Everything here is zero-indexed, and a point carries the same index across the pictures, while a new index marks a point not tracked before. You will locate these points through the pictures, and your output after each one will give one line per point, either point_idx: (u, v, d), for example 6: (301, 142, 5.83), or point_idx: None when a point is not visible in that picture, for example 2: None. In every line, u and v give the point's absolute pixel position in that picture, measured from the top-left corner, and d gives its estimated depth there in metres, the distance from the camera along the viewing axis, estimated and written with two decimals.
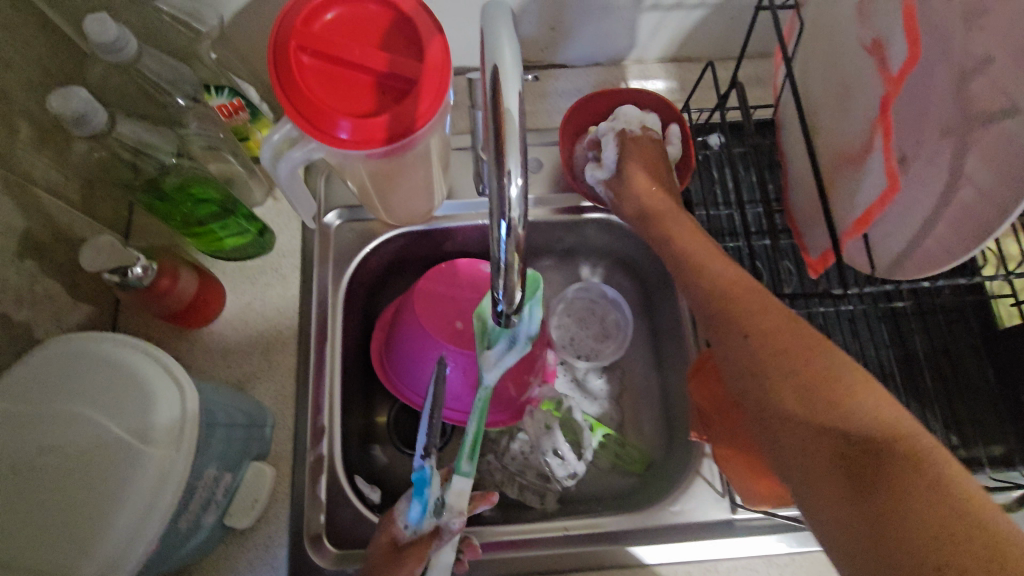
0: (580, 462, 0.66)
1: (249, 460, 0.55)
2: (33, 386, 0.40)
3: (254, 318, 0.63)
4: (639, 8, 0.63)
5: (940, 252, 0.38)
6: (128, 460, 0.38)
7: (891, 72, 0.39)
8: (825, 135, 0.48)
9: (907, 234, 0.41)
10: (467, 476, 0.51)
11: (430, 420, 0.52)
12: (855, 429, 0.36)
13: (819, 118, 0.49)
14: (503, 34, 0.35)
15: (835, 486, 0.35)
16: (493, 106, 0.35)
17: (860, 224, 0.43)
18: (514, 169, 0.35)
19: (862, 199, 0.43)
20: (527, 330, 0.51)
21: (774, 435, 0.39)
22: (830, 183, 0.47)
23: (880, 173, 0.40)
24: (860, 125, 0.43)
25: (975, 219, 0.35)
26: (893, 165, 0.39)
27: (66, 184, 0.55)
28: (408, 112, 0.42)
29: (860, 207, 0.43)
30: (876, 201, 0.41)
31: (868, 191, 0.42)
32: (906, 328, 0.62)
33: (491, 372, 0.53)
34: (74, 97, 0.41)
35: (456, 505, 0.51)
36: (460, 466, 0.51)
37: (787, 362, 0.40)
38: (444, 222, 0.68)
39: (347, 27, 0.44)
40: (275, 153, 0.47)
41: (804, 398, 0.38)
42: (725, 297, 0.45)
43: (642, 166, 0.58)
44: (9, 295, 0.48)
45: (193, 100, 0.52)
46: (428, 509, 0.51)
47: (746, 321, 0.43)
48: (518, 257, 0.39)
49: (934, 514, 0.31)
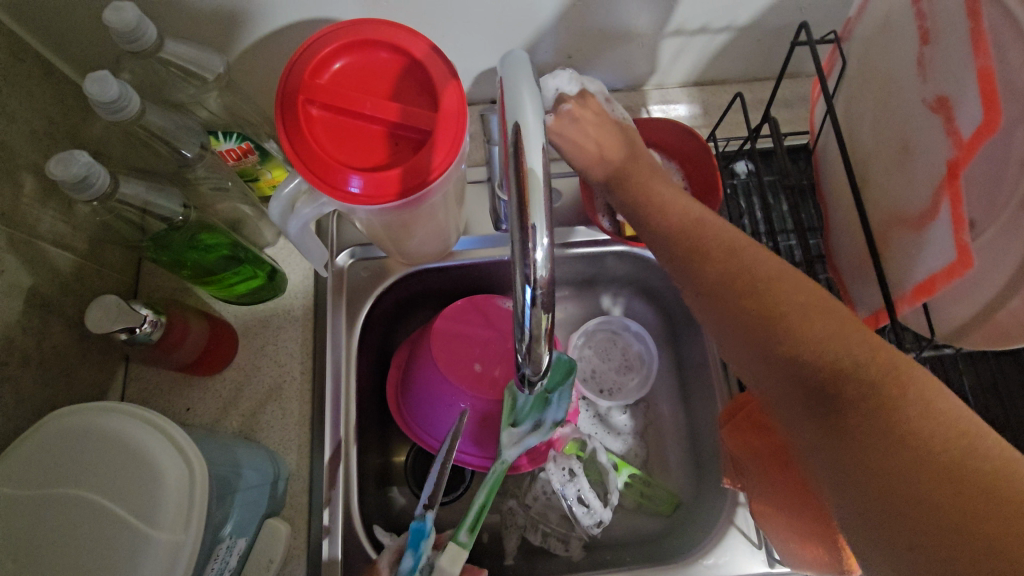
0: (606, 508, 0.62)
1: (264, 517, 0.53)
2: (36, 468, 0.38)
3: (267, 362, 0.61)
4: (662, 34, 0.59)
5: (1008, 315, 0.35)
6: (138, 549, 0.36)
7: (959, 131, 0.36)
8: (872, 176, 0.44)
9: (967, 288, 0.37)
10: (464, 546, 0.51)
11: (438, 474, 0.53)
12: (846, 385, 0.34)
13: (865, 156, 0.45)
14: (525, 92, 0.33)
15: (829, 445, 0.34)
16: (516, 168, 0.32)
17: (920, 292, 0.39)
18: (541, 230, 0.32)
19: (922, 265, 0.39)
20: (553, 415, 0.57)
21: (770, 390, 0.38)
22: (881, 228, 0.43)
23: (947, 243, 0.36)
24: (913, 171, 0.40)
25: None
26: (964, 238, 0.35)
27: (73, 233, 0.53)
28: (423, 164, 0.40)
29: (920, 271, 0.39)
30: (941, 270, 0.37)
31: (928, 258, 0.38)
32: (953, 368, 0.58)
33: (511, 450, 0.55)
34: (75, 161, 0.39)
35: (446, 570, 0.50)
36: (460, 535, 0.51)
37: (775, 321, 0.37)
38: (461, 257, 0.66)
39: (357, 76, 0.42)
40: (286, 207, 0.45)
41: (792, 358, 0.36)
42: (714, 265, 0.40)
43: (583, 132, 0.54)
44: (15, 357, 0.47)
45: (200, 150, 0.50)
46: (418, 567, 0.50)
47: (741, 289, 0.38)
48: (545, 323, 0.36)
49: (923, 473, 0.30)
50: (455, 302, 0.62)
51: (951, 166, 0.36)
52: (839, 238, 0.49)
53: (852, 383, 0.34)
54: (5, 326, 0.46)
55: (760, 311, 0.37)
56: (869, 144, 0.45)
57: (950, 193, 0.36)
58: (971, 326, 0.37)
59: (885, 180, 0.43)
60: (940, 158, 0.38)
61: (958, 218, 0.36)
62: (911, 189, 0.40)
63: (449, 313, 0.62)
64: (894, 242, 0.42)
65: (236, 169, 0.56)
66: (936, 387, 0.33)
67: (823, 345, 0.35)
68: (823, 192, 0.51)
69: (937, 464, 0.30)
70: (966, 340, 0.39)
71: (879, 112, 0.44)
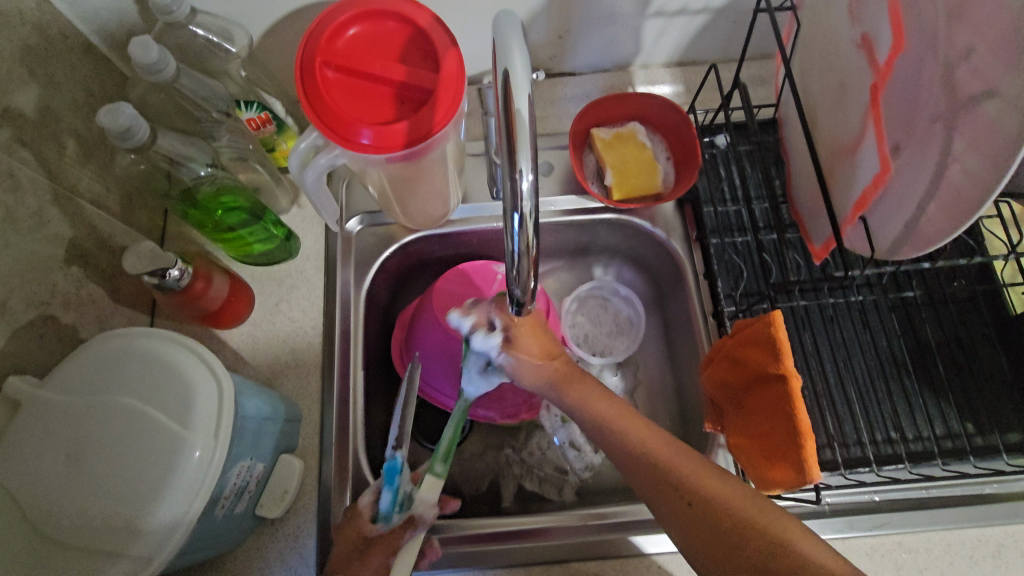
0: (595, 453, 0.70)
1: (278, 453, 0.57)
2: (81, 383, 0.43)
3: (282, 318, 0.66)
4: (644, 15, 0.65)
5: (935, 232, 0.40)
6: (176, 449, 0.41)
7: (878, 58, 0.42)
8: (823, 128, 0.50)
9: (895, 208, 0.43)
10: (439, 477, 0.56)
11: (401, 416, 0.57)
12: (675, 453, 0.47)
13: (818, 113, 0.51)
14: (513, 42, 0.37)
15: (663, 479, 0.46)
16: (504, 109, 0.36)
17: (857, 207, 0.45)
18: (525, 166, 0.37)
19: (857, 185, 0.45)
20: None
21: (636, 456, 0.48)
22: (829, 164, 0.49)
23: (874, 161, 0.42)
24: (855, 117, 0.46)
25: (960, 195, 0.37)
26: (886, 152, 0.41)
27: (108, 195, 0.58)
28: (425, 120, 0.45)
29: (856, 192, 0.45)
30: (870, 184, 0.43)
31: (861, 176, 0.44)
32: (918, 319, 0.62)
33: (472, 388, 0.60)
34: (122, 112, 0.44)
35: (426, 499, 0.55)
36: (436, 467, 0.56)
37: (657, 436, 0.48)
38: (461, 225, 0.71)
39: (368, 42, 0.47)
40: (302, 162, 0.50)
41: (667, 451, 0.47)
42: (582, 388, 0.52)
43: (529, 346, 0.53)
44: (57, 299, 0.52)
45: (225, 114, 0.56)
46: (397, 500, 0.54)
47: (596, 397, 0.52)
48: (533, 246, 0.40)
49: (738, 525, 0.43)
50: (461, 266, 0.68)
51: (874, 90, 0.43)
52: (799, 186, 0.54)
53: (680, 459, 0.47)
54: (49, 271, 0.51)
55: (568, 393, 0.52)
56: (822, 101, 0.50)
57: (874, 117, 0.42)
58: (902, 242, 0.43)
59: (834, 123, 0.48)
60: (868, 94, 0.44)
61: (881, 137, 0.41)
62: (850, 127, 0.46)
63: (452, 275, 0.67)
64: (838, 172, 0.47)
65: (257, 139, 0.62)
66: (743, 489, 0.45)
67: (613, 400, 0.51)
68: (786, 152, 0.57)
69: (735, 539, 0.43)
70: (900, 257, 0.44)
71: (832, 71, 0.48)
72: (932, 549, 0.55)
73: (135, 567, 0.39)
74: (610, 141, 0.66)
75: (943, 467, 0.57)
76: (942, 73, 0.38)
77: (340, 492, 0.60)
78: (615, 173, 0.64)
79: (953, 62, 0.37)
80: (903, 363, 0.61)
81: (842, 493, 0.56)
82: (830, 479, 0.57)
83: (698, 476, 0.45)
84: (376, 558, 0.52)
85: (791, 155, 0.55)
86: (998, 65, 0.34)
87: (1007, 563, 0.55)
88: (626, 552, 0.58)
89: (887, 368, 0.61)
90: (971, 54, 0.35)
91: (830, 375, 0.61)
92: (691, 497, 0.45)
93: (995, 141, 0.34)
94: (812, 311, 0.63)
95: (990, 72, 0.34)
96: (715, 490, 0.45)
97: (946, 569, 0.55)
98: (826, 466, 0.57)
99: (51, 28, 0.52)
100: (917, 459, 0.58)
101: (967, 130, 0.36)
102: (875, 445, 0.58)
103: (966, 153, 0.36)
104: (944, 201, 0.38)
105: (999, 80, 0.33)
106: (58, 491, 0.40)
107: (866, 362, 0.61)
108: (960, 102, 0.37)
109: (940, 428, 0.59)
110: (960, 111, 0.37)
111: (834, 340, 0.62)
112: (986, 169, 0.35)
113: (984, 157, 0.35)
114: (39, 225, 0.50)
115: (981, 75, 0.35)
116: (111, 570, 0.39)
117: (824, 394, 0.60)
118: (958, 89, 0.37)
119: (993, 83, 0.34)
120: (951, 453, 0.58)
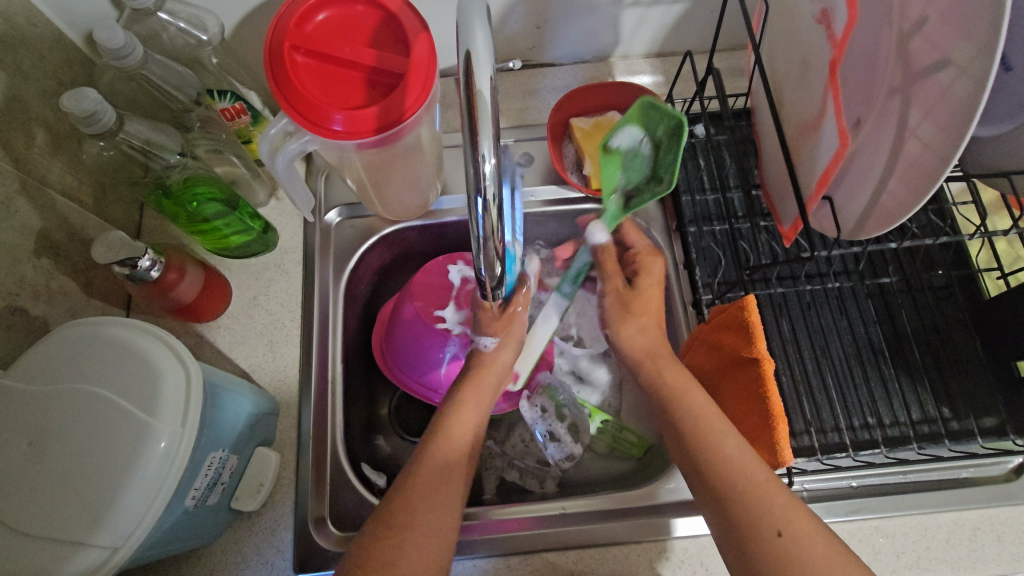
0: (576, 444, 0.69)
1: (254, 445, 0.57)
2: (46, 372, 0.42)
3: (259, 311, 0.65)
4: (621, 5, 0.65)
5: (894, 203, 0.42)
6: (139, 442, 0.40)
7: (835, 33, 0.43)
8: (790, 108, 0.51)
9: (859, 181, 0.45)
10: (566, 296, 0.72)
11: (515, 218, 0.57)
12: (726, 462, 0.47)
13: (784, 92, 0.52)
14: (476, 22, 0.35)
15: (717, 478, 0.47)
16: (466, 89, 0.35)
17: (820, 184, 0.45)
18: (488, 151, 0.36)
19: (819, 161, 0.45)
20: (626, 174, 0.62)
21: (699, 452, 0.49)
22: (795, 143, 0.50)
23: (834, 134, 0.43)
24: (817, 95, 0.47)
25: (917, 166, 0.39)
26: (844, 126, 0.42)
27: (81, 186, 0.58)
28: (396, 104, 0.45)
29: (819, 168, 0.46)
30: (832, 159, 0.43)
31: (822, 154, 0.45)
32: (895, 305, 0.63)
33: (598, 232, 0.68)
34: (85, 97, 0.45)
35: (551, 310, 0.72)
36: (564, 287, 0.71)
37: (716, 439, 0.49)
38: (440, 216, 0.70)
39: (336, 27, 0.47)
40: (273, 148, 0.51)
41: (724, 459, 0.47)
42: (669, 390, 0.54)
43: (651, 289, 0.63)
44: (26, 291, 0.51)
45: (196, 103, 0.57)
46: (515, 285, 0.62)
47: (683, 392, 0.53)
48: (497, 230, 0.40)
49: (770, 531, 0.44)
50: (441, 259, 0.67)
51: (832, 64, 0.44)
52: (770, 166, 0.55)
53: (729, 468, 0.47)
54: (17, 262, 0.50)
55: (659, 394, 0.55)
56: (788, 81, 0.52)
57: (832, 92, 0.43)
58: (866, 217, 0.45)
59: (799, 102, 0.50)
60: (828, 70, 0.45)
61: (840, 113, 0.42)
62: (813, 105, 0.47)
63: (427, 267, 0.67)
64: (802, 151, 0.48)
65: (232, 130, 0.62)
66: (786, 500, 0.45)
67: (693, 395, 0.52)
68: (758, 138, 0.58)
69: (763, 546, 0.43)
70: (865, 230, 0.45)
71: (797, 51, 0.50)
72: (910, 533, 0.55)
73: (100, 556, 0.38)
74: (590, 130, 0.65)
75: (918, 452, 0.57)
76: (902, 50, 0.40)
77: (318, 485, 0.59)
78: (593, 163, 0.64)
79: (907, 32, 0.39)
80: (881, 350, 0.61)
81: (819, 478, 0.56)
82: (807, 465, 0.57)
83: (756, 479, 0.46)
84: (517, 319, 0.64)
85: (762, 139, 0.56)
86: (953, 37, 0.35)
87: (983, 546, 0.55)
88: (604, 541, 0.57)
89: (866, 353, 0.61)
90: (924, 24, 0.38)
91: (808, 361, 0.61)
92: (730, 497, 0.46)
93: (952, 112, 0.36)
94: (790, 298, 0.63)
95: (945, 43, 0.36)
96: (761, 495, 0.45)
97: (924, 554, 0.55)
98: (803, 452, 0.57)
99: (18, 15, 0.51)
100: (893, 443, 0.58)
101: (930, 101, 0.37)
102: (852, 431, 0.58)
103: (921, 124, 0.38)
104: (904, 172, 0.40)
105: (949, 49, 0.35)
106: (22, 481, 0.39)
107: (844, 348, 0.61)
108: (914, 74, 0.39)
109: (917, 412, 0.59)
110: (920, 83, 0.38)
111: (813, 327, 0.62)
112: (942, 139, 0.36)
113: (944, 127, 0.36)
114: (6, 215, 0.49)
115: (935, 45, 0.37)
116: (72, 560, 0.38)
117: (801, 380, 0.60)
118: (912, 60, 0.39)
119: (946, 53, 0.36)
120: (927, 436, 0.58)
